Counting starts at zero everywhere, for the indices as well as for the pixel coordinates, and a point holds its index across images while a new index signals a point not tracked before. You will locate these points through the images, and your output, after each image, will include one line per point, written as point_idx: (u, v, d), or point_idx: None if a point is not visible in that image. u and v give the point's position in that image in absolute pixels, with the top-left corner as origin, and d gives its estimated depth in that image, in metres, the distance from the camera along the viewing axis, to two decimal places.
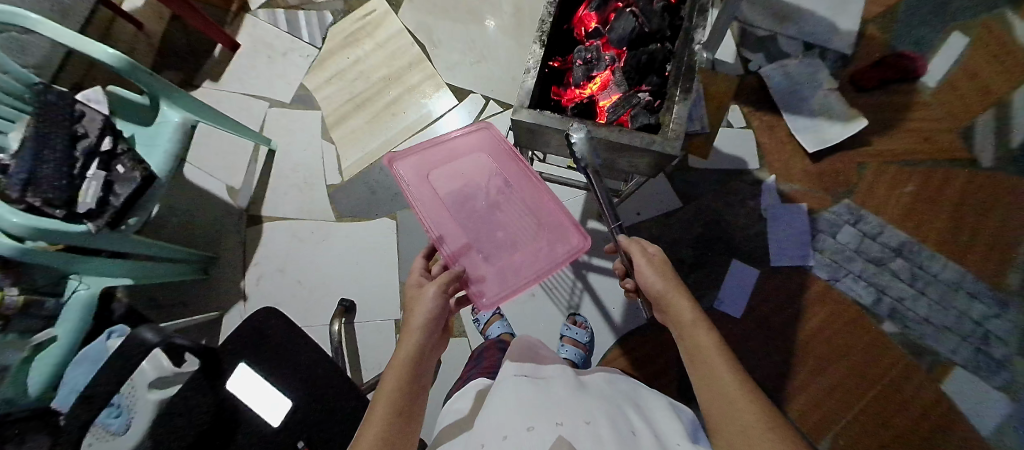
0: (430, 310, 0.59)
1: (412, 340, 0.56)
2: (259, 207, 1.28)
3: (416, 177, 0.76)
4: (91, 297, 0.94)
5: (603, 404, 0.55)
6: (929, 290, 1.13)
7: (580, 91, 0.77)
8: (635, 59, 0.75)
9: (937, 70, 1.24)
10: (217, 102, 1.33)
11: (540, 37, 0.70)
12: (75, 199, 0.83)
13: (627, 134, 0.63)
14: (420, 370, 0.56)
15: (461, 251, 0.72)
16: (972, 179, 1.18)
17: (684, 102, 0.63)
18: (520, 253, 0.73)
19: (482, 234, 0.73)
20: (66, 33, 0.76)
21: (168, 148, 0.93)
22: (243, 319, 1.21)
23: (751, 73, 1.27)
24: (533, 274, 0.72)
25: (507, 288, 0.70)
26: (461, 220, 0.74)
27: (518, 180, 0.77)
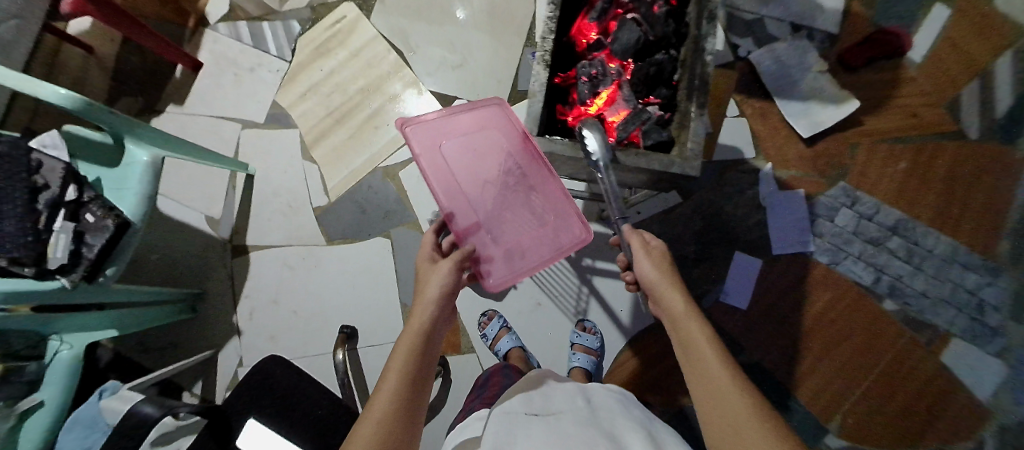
0: (442, 285, 0.58)
1: (424, 313, 0.55)
2: (243, 237, 1.22)
3: (426, 141, 0.69)
4: (74, 359, 0.87)
5: (613, 436, 0.53)
6: (925, 265, 1.15)
7: (586, 108, 0.74)
8: (642, 71, 0.71)
9: (921, 44, 1.24)
10: (185, 129, 1.25)
11: (542, 58, 0.70)
12: (44, 256, 0.76)
13: (642, 157, 0.62)
14: (430, 347, 0.54)
15: (470, 229, 0.67)
16: (960, 151, 1.20)
17: (700, 118, 0.63)
18: (530, 235, 0.69)
19: (491, 212, 0.68)
20: (10, 74, 0.67)
21: (138, 191, 0.86)
22: (240, 354, 1.17)
23: (741, 59, 1.25)
24: (541, 260, 0.69)
25: (514, 273, 0.68)
26: (470, 195, 0.68)
27: (530, 160, 0.70)
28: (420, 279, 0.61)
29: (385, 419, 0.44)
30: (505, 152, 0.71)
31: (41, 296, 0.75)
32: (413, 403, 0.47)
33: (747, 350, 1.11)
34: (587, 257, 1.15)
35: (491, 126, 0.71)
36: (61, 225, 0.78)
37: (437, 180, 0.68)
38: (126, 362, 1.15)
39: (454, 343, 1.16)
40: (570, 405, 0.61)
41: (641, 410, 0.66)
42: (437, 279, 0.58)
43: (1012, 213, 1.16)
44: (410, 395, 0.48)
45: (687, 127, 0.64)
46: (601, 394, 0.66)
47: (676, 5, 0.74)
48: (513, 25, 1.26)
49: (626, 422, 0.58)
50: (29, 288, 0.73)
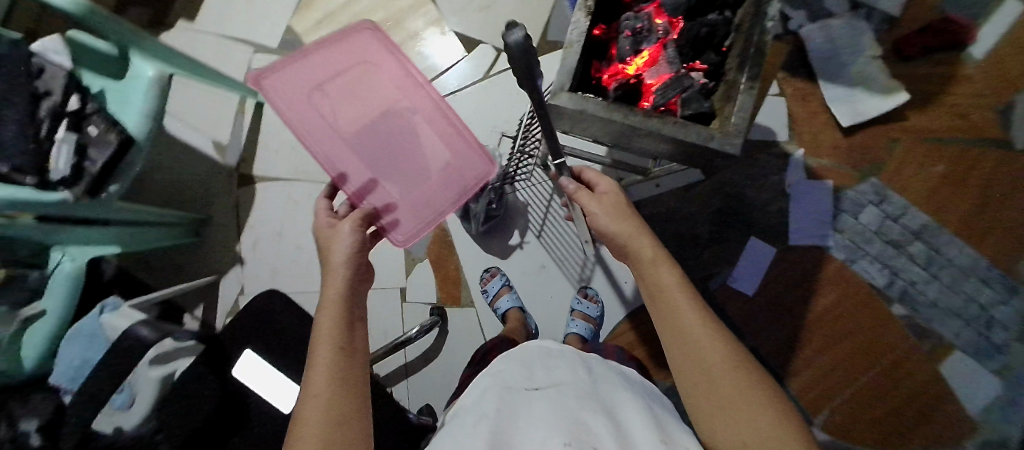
0: (350, 246, 0.57)
1: (337, 281, 0.54)
2: (249, 166, 1.19)
3: (303, 103, 0.71)
4: (77, 271, 0.86)
5: (609, 409, 0.53)
6: (942, 273, 1.12)
7: (624, 67, 0.69)
8: (692, 32, 0.67)
9: (987, 39, 1.15)
10: (195, 46, 1.19)
11: (585, 4, 0.61)
12: (47, 166, 0.76)
13: (680, 126, 0.57)
14: (354, 308, 0.53)
15: (371, 185, 0.72)
16: (1003, 161, 1.13)
17: (749, 91, 0.57)
18: (429, 181, 0.74)
19: (394, 166, 0.74)
20: None
21: (143, 107, 0.81)
22: (241, 284, 1.17)
23: (789, 35, 1.16)
24: (448, 200, 0.75)
25: (421, 223, 0.73)
26: (371, 153, 0.73)
27: (420, 103, 0.76)
28: (325, 246, 0.59)
29: (325, 393, 0.43)
30: (389, 101, 0.76)
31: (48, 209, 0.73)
32: (349, 362, 0.47)
33: (746, 337, 1.11)
34: None
35: (377, 76, 0.76)
36: (64, 135, 0.77)
37: (331, 141, 0.72)
38: (129, 278, 1.15)
39: (454, 296, 1.16)
40: (572, 374, 0.61)
41: (629, 380, 0.66)
42: (341, 244, 0.57)
43: None
44: (344, 364, 0.47)
45: (733, 100, 0.58)
46: (600, 369, 0.66)
47: None
48: None
49: (620, 396, 0.58)
50: (32, 196, 0.68)
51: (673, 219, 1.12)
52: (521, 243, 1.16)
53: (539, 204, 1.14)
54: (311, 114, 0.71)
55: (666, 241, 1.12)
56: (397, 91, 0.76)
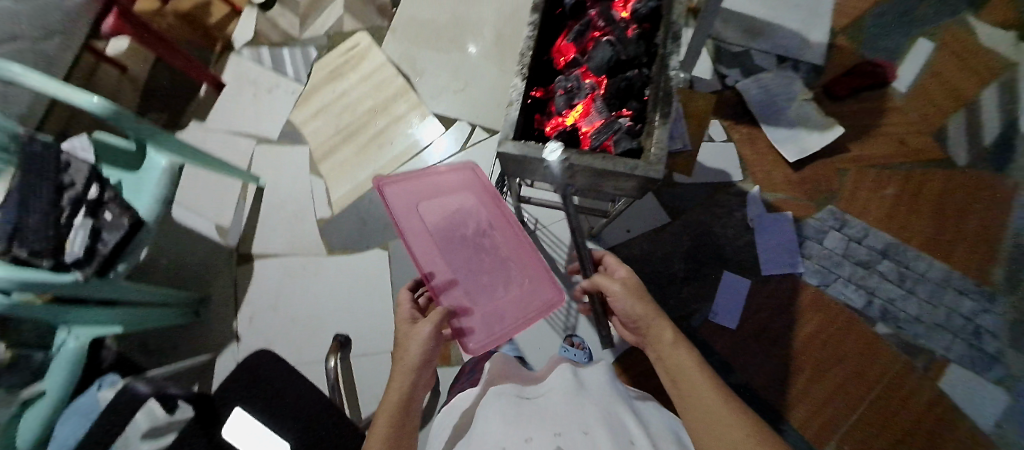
0: (424, 351, 0.62)
1: (403, 382, 0.59)
2: (249, 245, 1.28)
3: (410, 210, 0.83)
4: (79, 349, 0.92)
5: (602, 408, 0.58)
6: (918, 289, 1.14)
7: (563, 119, 0.78)
8: (615, 85, 0.78)
9: (906, 76, 1.29)
10: (203, 142, 1.34)
11: (521, 70, 0.73)
12: (62, 248, 0.84)
13: (609, 160, 0.64)
14: (408, 411, 0.59)
15: (451, 287, 0.80)
16: (949, 178, 1.21)
17: (664, 127, 0.66)
18: (503, 302, 0.82)
19: (472, 278, 0.81)
20: (52, 84, 0.77)
21: (153, 192, 0.94)
22: (236, 360, 1.20)
23: (728, 88, 1.30)
24: (512, 322, 0.81)
25: (490, 333, 0.79)
26: (454, 262, 0.81)
27: (500, 235, 0.86)
28: (400, 345, 0.64)
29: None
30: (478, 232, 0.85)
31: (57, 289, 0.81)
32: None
33: (737, 370, 1.11)
34: (576, 275, 1.17)
35: (467, 205, 0.87)
36: (81, 221, 0.86)
37: (424, 246, 0.81)
38: (127, 361, 1.19)
39: (444, 355, 1.17)
40: (559, 382, 0.68)
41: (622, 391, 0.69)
42: (415, 348, 0.62)
43: (1006, 239, 1.16)
44: None
45: (652, 135, 0.67)
46: (590, 375, 0.71)
47: (648, 28, 0.81)
48: (515, 53, 1.34)
49: (613, 401, 0.62)
50: (44, 279, 0.77)
51: (649, 260, 1.18)
52: None
53: None
54: (413, 222, 0.82)
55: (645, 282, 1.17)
56: (481, 221, 0.86)
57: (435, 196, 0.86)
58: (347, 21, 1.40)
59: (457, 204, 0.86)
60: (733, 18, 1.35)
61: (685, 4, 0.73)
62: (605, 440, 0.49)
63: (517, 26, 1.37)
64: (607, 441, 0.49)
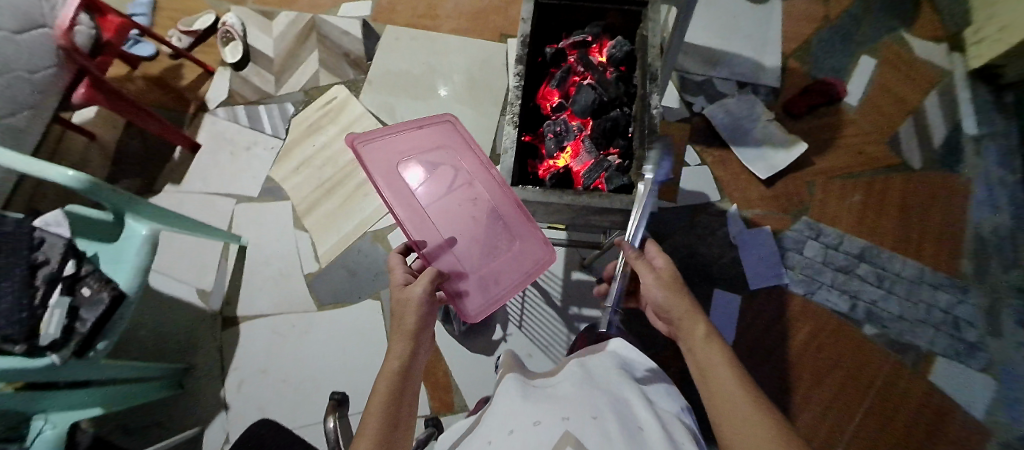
0: (421, 316, 0.55)
1: (400, 351, 0.52)
2: (233, 308, 1.23)
3: (383, 167, 0.67)
4: (57, 436, 0.85)
5: (610, 394, 0.54)
6: (896, 288, 1.19)
7: (554, 161, 0.82)
8: (600, 126, 0.79)
9: (855, 91, 1.40)
10: (180, 205, 1.30)
11: (512, 119, 0.74)
12: (36, 331, 0.78)
13: (607, 197, 0.68)
14: (410, 381, 0.51)
15: (440, 250, 0.65)
16: (908, 180, 1.30)
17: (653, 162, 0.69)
18: (500, 259, 0.67)
19: (462, 236, 0.65)
20: (20, 159, 0.76)
21: (133, 264, 0.90)
22: (226, 431, 1.13)
23: (696, 114, 1.38)
24: (514, 284, 0.67)
25: (490, 299, 0.66)
26: (439, 220, 0.65)
27: (487, 184, 0.69)
28: (394, 313, 0.57)
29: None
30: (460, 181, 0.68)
31: (28, 375, 0.76)
32: (395, 423, 0.46)
33: None
34: (573, 306, 1.18)
35: (443, 154, 0.70)
36: (58, 299, 0.81)
37: (405, 208, 0.65)
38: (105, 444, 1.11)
39: (447, 402, 1.12)
40: (566, 374, 0.64)
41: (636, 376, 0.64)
42: (411, 312, 0.55)
43: (966, 233, 1.24)
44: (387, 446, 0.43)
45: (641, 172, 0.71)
46: (601, 363, 0.65)
47: (625, 70, 0.85)
48: (491, 96, 1.38)
49: (623, 387, 0.57)
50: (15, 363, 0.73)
51: None
52: (504, 337, 1.16)
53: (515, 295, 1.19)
54: (388, 178, 0.66)
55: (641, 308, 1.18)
56: (464, 169, 0.69)
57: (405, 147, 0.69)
58: (323, 76, 1.42)
59: (435, 154, 0.70)
60: (691, 50, 1.46)
61: (657, 47, 0.75)
62: (615, 427, 0.45)
63: (491, 70, 1.42)
64: (617, 430, 0.44)
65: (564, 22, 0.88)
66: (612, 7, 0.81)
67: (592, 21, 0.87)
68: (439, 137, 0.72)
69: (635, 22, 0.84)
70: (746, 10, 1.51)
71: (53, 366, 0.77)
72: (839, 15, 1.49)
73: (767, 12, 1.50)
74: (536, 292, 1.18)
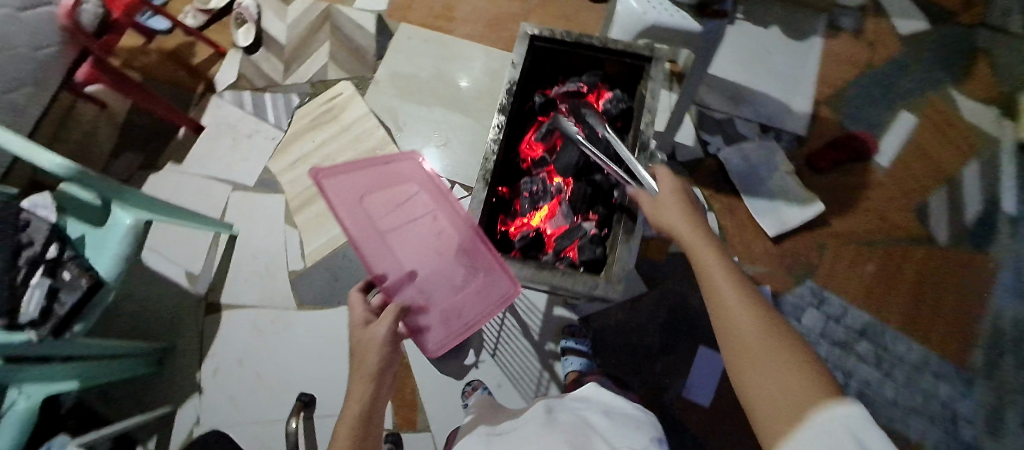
0: (383, 357, 0.50)
1: (362, 392, 0.49)
2: (218, 295, 1.25)
3: (348, 201, 0.64)
4: (29, 410, 0.87)
5: (571, 434, 0.57)
6: (894, 371, 1.12)
7: (528, 220, 0.83)
8: (581, 191, 0.81)
9: (888, 149, 1.29)
10: (177, 186, 1.31)
11: (483, 177, 0.71)
12: (16, 311, 0.80)
13: (570, 277, 0.64)
14: (374, 422, 0.49)
15: (402, 284, 0.63)
16: (930, 256, 1.20)
17: (627, 244, 0.68)
18: (461, 294, 0.64)
19: (425, 271, 0.65)
20: (15, 138, 0.76)
21: (116, 251, 0.89)
22: (196, 416, 1.16)
23: (710, 155, 1.31)
24: (477, 319, 0.64)
25: (452, 334, 0.63)
26: (403, 253, 0.65)
27: (452, 214, 0.66)
28: (354, 354, 0.52)
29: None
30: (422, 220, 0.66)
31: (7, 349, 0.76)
32: None
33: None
34: (549, 342, 1.15)
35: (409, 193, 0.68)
36: (37, 281, 0.82)
37: (368, 242, 0.64)
38: (86, 410, 1.15)
39: (410, 420, 1.11)
40: (531, 417, 0.67)
41: (606, 410, 0.67)
42: (372, 354, 0.50)
43: (983, 322, 1.15)
44: None
45: (615, 250, 0.69)
46: (566, 404, 0.69)
47: (620, 126, 0.85)
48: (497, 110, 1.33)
49: (588, 427, 0.60)
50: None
51: (623, 333, 1.16)
52: (475, 363, 1.14)
53: (492, 323, 1.16)
54: (352, 214, 0.64)
55: (619, 355, 1.14)
56: (429, 202, 0.68)
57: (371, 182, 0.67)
58: (332, 69, 1.40)
59: (403, 186, 0.68)
60: (716, 84, 1.37)
61: (652, 112, 0.75)
62: None
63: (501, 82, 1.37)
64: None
65: (562, 67, 0.88)
66: (612, 59, 0.81)
67: (591, 69, 0.87)
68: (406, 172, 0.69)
69: (635, 77, 0.85)
70: (782, 46, 1.40)
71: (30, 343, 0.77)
72: (884, 62, 1.37)
73: (805, 51, 1.39)
74: (514, 323, 1.15)
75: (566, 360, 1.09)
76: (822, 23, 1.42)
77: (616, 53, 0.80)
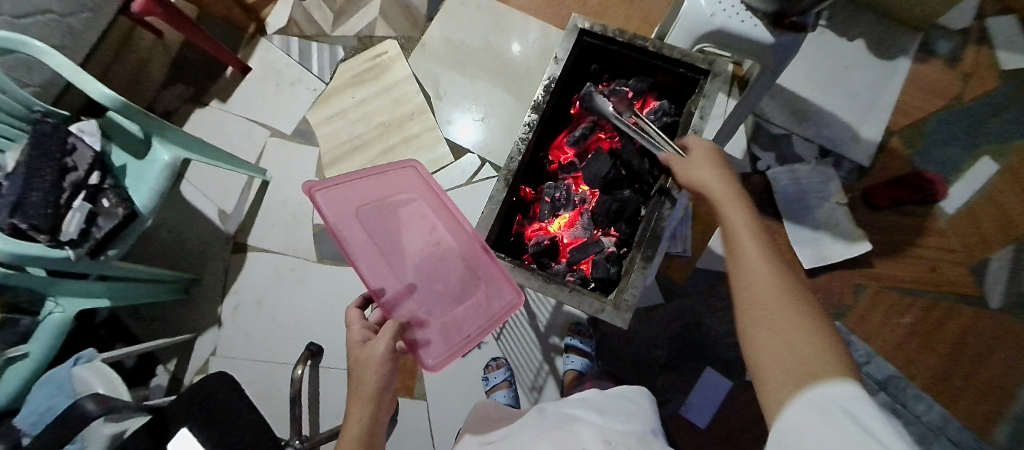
0: (382, 378, 0.49)
1: (361, 413, 0.49)
2: (245, 236, 1.30)
3: (342, 213, 0.58)
4: (64, 321, 0.93)
5: (559, 429, 0.57)
6: (909, 430, 1.07)
7: (547, 226, 0.83)
8: (606, 205, 0.76)
9: (958, 196, 1.18)
10: (221, 124, 1.35)
11: (504, 178, 0.69)
12: (60, 227, 0.86)
13: (577, 295, 0.63)
14: (372, 439, 0.49)
15: (401, 298, 0.58)
16: (977, 319, 1.11)
17: (642, 271, 0.63)
18: (463, 306, 0.60)
19: (423, 283, 0.60)
20: (69, 66, 0.79)
21: (153, 187, 0.94)
22: (214, 346, 1.23)
23: (758, 172, 1.23)
24: (481, 332, 0.60)
25: (453, 349, 0.58)
26: (400, 265, 0.59)
27: (453, 225, 0.62)
28: (353, 373, 0.50)
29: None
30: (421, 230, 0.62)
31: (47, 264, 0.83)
32: None
33: None
34: (554, 336, 1.15)
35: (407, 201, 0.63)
36: (80, 204, 0.88)
37: (364, 256, 0.58)
38: (118, 324, 1.25)
39: (408, 386, 1.15)
40: (526, 420, 0.67)
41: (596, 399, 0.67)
42: (370, 377, 0.49)
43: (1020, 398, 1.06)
44: None
45: (629, 275, 0.65)
46: (559, 403, 0.69)
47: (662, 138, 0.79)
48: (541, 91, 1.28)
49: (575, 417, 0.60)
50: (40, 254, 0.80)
51: (630, 341, 1.14)
52: (479, 343, 1.16)
53: None
54: (346, 227, 0.58)
55: (622, 362, 1.13)
56: (429, 212, 0.63)
57: (364, 191, 0.61)
58: (380, 26, 1.37)
59: (400, 194, 0.63)
60: (779, 97, 1.27)
61: (696, 132, 0.67)
62: None
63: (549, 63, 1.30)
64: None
65: (610, 66, 0.82)
66: (665, 66, 0.75)
67: (642, 74, 0.81)
68: (403, 179, 0.64)
69: (688, 90, 0.79)
70: (862, 64, 1.27)
71: (68, 261, 0.85)
72: (977, 98, 1.23)
73: (888, 73, 1.26)
74: (523, 313, 1.15)
75: (568, 357, 1.08)
76: (915, 42, 1.27)
77: (671, 61, 0.74)
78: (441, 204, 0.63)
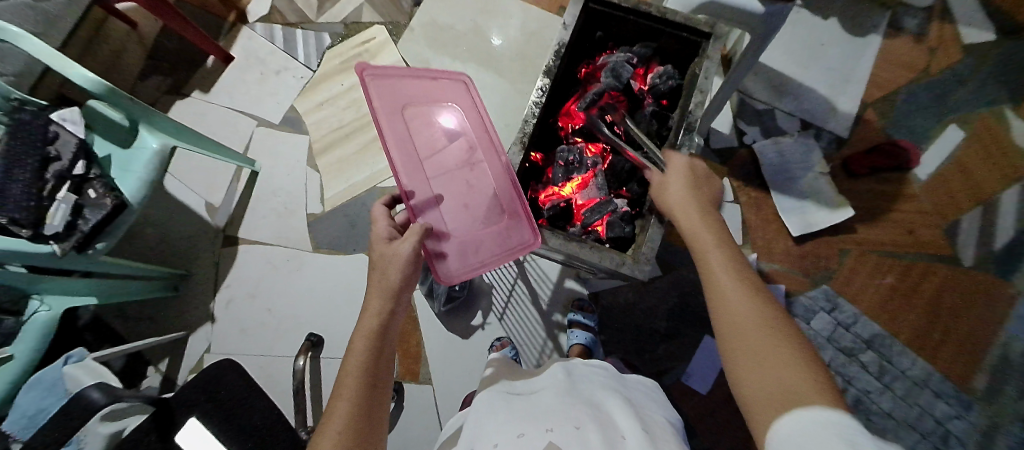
0: (405, 275, 0.54)
1: (378, 309, 0.52)
2: (235, 228, 1.26)
3: (388, 105, 0.63)
4: (51, 320, 0.90)
5: (592, 404, 0.57)
6: (895, 384, 1.13)
7: (558, 190, 0.83)
8: (618, 165, 0.79)
9: (929, 162, 1.24)
10: (204, 115, 1.31)
11: (520, 139, 0.71)
12: (43, 220, 0.83)
13: (597, 252, 0.66)
14: (391, 331, 0.52)
15: (428, 204, 0.63)
16: (951, 277, 1.18)
17: (657, 226, 0.67)
18: (482, 230, 0.65)
19: (453, 197, 0.64)
20: (45, 50, 0.77)
21: (140, 174, 0.90)
22: (208, 343, 1.20)
23: (745, 146, 1.28)
24: (496, 258, 0.64)
25: (468, 267, 0.63)
26: (433, 173, 0.64)
27: (489, 152, 0.67)
28: (376, 268, 0.54)
29: (346, 432, 0.42)
30: (458, 147, 0.66)
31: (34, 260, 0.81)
32: (373, 382, 0.47)
33: (699, 435, 1.09)
34: (557, 313, 1.16)
35: (451, 118, 0.68)
36: (65, 196, 0.85)
37: (401, 153, 0.62)
38: (102, 326, 1.19)
39: (413, 371, 1.14)
40: (550, 381, 0.67)
41: (622, 383, 0.68)
42: (395, 272, 0.53)
43: (993, 349, 1.13)
44: (366, 402, 0.46)
45: (645, 232, 0.69)
46: (586, 371, 0.69)
47: (665, 101, 0.83)
48: (533, 74, 1.29)
49: (609, 397, 0.60)
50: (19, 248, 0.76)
51: (631, 313, 1.16)
52: (482, 324, 1.16)
53: (503, 286, 1.17)
54: (393, 118, 0.62)
55: (624, 335, 1.15)
56: (468, 134, 0.68)
57: (416, 96, 0.66)
58: (367, 12, 1.36)
59: (445, 111, 0.68)
60: (761, 73, 1.32)
61: (702, 93, 0.71)
62: (598, 435, 0.49)
63: (539, 45, 1.31)
64: (597, 439, 0.48)
65: (614, 34, 0.84)
66: (669, 31, 0.77)
67: (645, 40, 0.83)
68: (451, 98, 0.69)
69: (691, 54, 0.80)
70: (837, 40, 1.33)
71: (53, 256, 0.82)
72: (944, 69, 1.29)
73: (861, 48, 1.32)
74: (525, 291, 1.17)
75: (571, 333, 1.08)
76: (884, 19, 1.34)
77: (675, 25, 0.76)
78: (480, 131, 0.68)
